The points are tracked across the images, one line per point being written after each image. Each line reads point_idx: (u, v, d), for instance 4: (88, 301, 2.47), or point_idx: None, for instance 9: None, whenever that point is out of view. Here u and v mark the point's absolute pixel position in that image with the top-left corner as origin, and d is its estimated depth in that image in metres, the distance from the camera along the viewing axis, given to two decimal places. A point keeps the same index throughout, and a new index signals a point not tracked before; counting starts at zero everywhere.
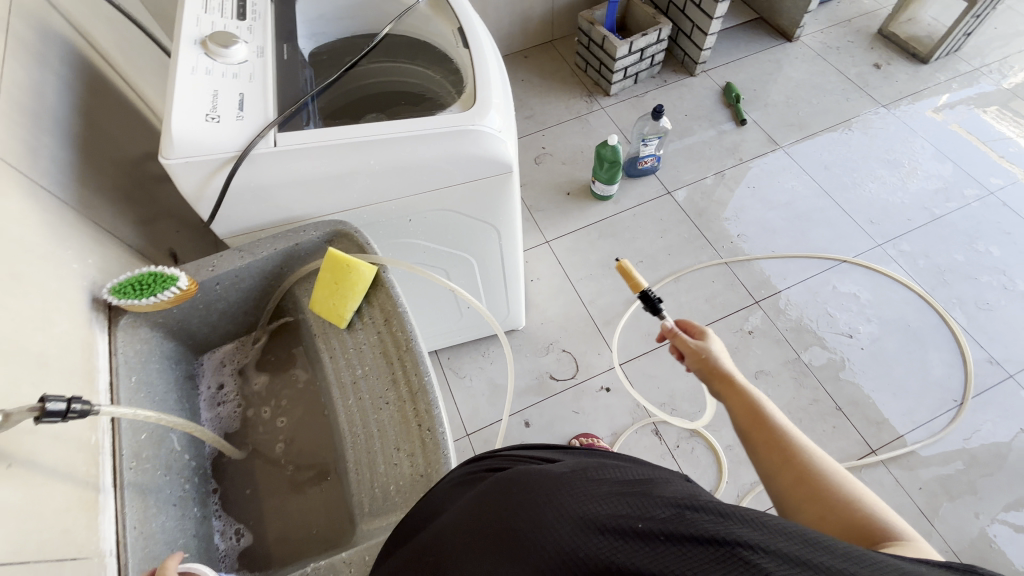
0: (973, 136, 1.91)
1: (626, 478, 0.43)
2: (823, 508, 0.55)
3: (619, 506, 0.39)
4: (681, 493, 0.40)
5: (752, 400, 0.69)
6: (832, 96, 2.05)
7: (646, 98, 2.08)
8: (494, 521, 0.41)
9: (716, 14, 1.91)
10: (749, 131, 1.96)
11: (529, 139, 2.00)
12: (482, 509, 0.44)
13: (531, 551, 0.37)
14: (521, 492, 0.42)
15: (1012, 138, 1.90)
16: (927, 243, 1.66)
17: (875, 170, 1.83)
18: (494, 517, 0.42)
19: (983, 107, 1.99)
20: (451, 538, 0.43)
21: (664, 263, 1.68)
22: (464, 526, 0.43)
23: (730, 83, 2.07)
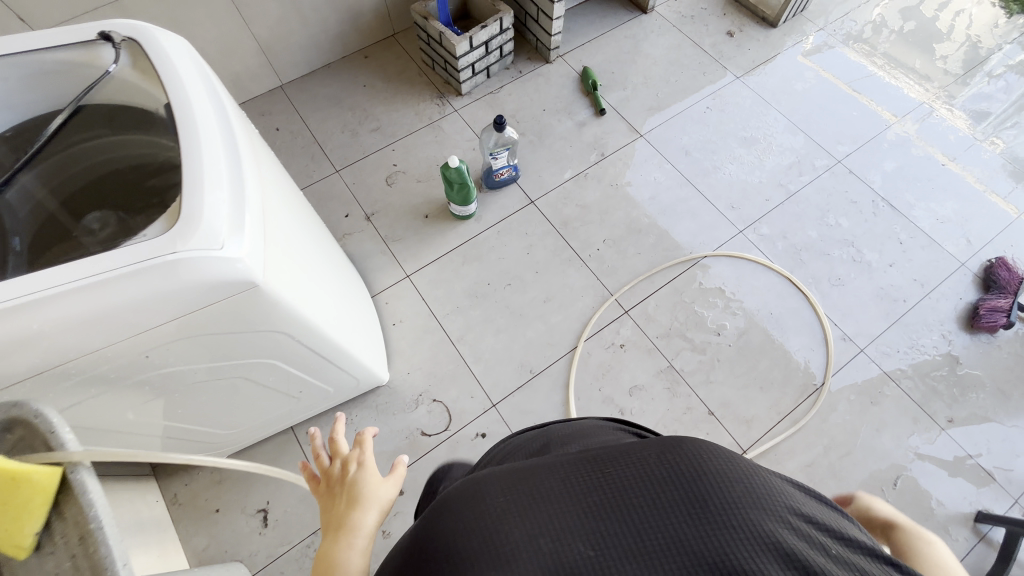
0: (837, 78, 1.97)
1: (823, 510, 0.45)
2: None
3: (822, 527, 0.42)
4: (873, 546, 0.44)
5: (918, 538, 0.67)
6: (689, 72, 1.99)
7: (501, 93, 1.92)
8: (696, 466, 0.43)
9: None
10: (609, 120, 1.87)
11: (377, 156, 1.79)
12: (671, 465, 0.44)
13: (744, 513, 0.40)
14: (726, 458, 0.44)
15: (877, 74, 1.98)
16: (784, 223, 1.67)
17: (733, 149, 1.80)
18: (715, 469, 0.43)
19: (850, 45, 2.04)
20: (634, 460, 0.45)
21: (532, 283, 1.58)
22: (651, 459, 0.45)
23: (587, 67, 1.95)
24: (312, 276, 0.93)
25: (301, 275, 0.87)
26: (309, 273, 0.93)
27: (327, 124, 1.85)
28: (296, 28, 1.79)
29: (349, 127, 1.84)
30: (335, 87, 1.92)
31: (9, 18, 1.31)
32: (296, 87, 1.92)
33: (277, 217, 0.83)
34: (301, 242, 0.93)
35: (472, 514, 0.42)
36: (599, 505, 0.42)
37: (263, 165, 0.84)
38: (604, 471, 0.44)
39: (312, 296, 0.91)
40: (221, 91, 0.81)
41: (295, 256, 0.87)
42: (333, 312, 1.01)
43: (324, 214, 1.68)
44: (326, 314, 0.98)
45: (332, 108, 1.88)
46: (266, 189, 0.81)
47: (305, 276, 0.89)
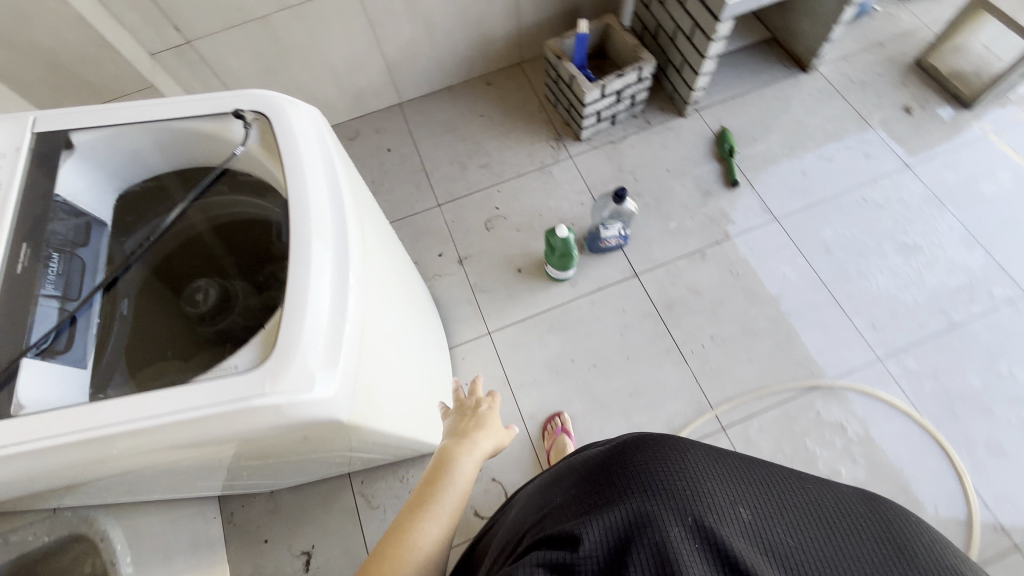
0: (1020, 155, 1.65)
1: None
2: None
3: None
4: None
5: None
6: (848, 149, 1.70)
7: (623, 144, 1.76)
8: (909, 532, 0.46)
9: (710, 53, 1.55)
10: (741, 194, 1.65)
11: (481, 196, 1.71)
12: (889, 523, 0.46)
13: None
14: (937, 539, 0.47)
15: None
16: (937, 359, 1.39)
17: (887, 255, 1.53)
18: (933, 543, 0.45)
19: None
20: (843, 502, 0.49)
21: (620, 369, 1.44)
22: (861, 507, 0.48)
23: (725, 128, 1.74)
24: (403, 377, 0.86)
25: (391, 386, 0.79)
26: (402, 374, 0.86)
27: (437, 152, 1.80)
28: (425, 50, 1.74)
29: (459, 159, 1.78)
30: (452, 113, 1.86)
31: (166, 26, 1.35)
32: (413, 107, 1.89)
33: (379, 326, 0.76)
34: (400, 339, 0.86)
35: (679, 467, 0.48)
36: (800, 516, 0.46)
37: (375, 264, 0.78)
38: (813, 496, 0.49)
39: (398, 404, 0.83)
40: (342, 185, 0.74)
41: (391, 364, 0.79)
42: (414, 408, 0.94)
43: (418, 250, 1.64)
44: (408, 415, 0.90)
45: (445, 135, 1.83)
46: (373, 295, 0.75)
47: (395, 384, 0.82)
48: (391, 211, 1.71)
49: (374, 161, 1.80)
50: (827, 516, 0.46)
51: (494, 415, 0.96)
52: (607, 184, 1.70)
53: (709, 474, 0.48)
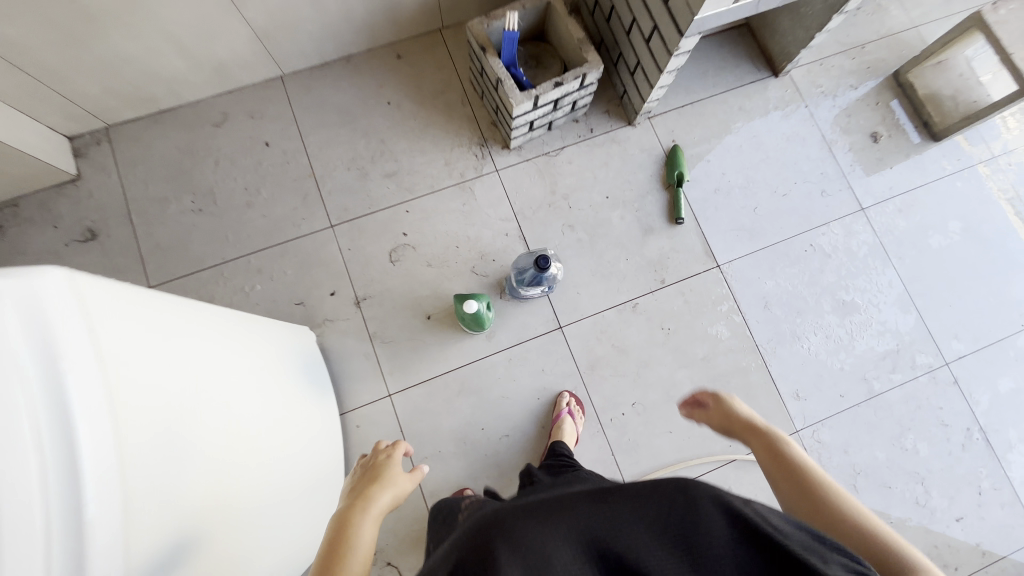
0: (1010, 203, 1.54)
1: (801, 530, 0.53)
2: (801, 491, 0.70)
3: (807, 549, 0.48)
4: (809, 535, 0.52)
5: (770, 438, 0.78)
6: (806, 181, 1.52)
7: (560, 157, 1.48)
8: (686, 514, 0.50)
9: (669, 68, 1.26)
10: (685, 232, 1.46)
11: (385, 216, 1.41)
12: (672, 508, 0.51)
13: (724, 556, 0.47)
14: (701, 490, 0.52)
15: None
16: (850, 432, 1.37)
17: (824, 314, 1.43)
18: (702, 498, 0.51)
19: None
20: (636, 515, 0.51)
21: (532, 440, 1.32)
22: (654, 518, 0.51)
23: (677, 147, 1.49)
24: (251, 484, 0.74)
25: (229, 521, 0.68)
26: (249, 479, 0.74)
27: (331, 151, 1.44)
28: (309, 15, 1.30)
29: (359, 164, 1.44)
30: (351, 96, 1.47)
31: None
32: (301, 84, 1.47)
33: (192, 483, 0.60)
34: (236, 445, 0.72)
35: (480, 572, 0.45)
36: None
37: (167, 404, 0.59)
38: (620, 537, 0.49)
39: (248, 518, 0.73)
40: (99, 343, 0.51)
41: (224, 500, 0.67)
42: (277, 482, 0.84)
43: (306, 286, 1.36)
44: (268, 501, 0.81)
45: (342, 128, 1.45)
46: (170, 460, 0.57)
47: (239, 507, 0.71)
48: (272, 232, 1.38)
49: (249, 160, 1.42)
50: (632, 546, 0.48)
51: (393, 470, 0.93)
52: (536, 211, 1.44)
53: (518, 562, 0.45)
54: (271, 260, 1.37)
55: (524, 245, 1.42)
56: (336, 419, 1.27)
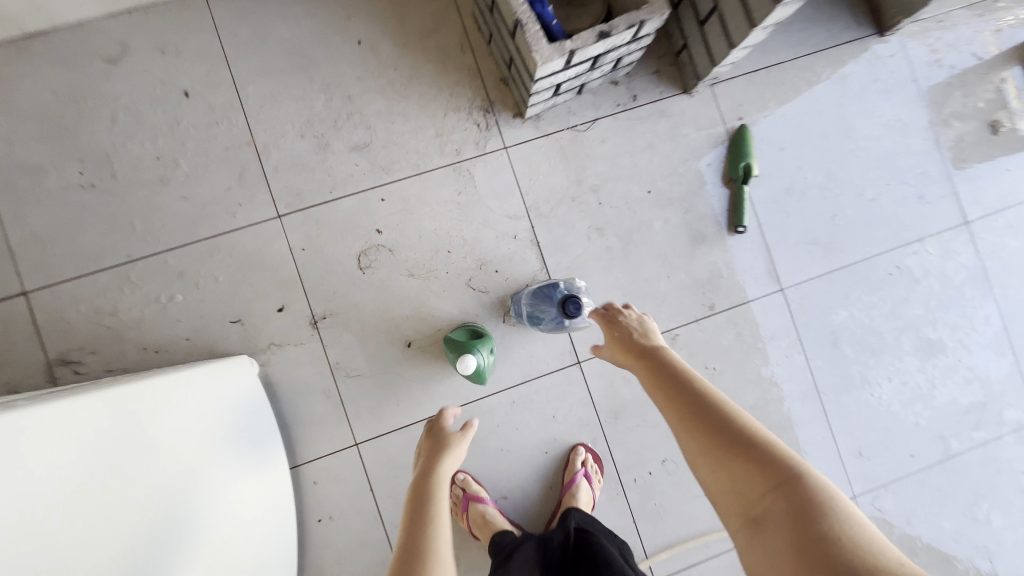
0: None
1: None
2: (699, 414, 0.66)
3: None
4: None
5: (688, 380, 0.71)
6: (903, 182, 1.18)
7: (590, 135, 1.11)
8: None
9: (767, 19, 0.88)
10: (744, 244, 1.13)
11: (353, 207, 1.05)
12: None
13: None
14: None
15: None
16: (916, 499, 1.15)
17: (903, 355, 1.15)
18: None
19: None
20: None
21: (536, 504, 1.06)
22: None
23: (744, 129, 1.13)
24: (146, 508, 0.64)
25: (101, 553, 0.57)
26: (143, 502, 0.64)
27: (279, 111, 1.04)
28: None
29: (318, 131, 1.05)
30: (306, 30, 1.05)
31: None
32: (234, 7, 1.04)
33: (53, 490, 0.52)
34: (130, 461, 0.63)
35: None
36: None
37: None
38: None
39: (137, 556, 0.62)
40: None
41: (98, 523, 0.57)
42: (194, 528, 0.72)
43: (246, 299, 1.02)
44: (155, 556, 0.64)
45: (295, 77, 1.05)
46: (27, 458, 0.51)
47: (118, 537, 0.60)
48: (198, 223, 1.02)
49: (162, 117, 1.02)
50: None
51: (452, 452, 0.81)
52: (555, 207, 1.09)
53: None
54: (197, 262, 1.02)
55: (537, 253, 1.09)
56: (286, 476, 0.99)
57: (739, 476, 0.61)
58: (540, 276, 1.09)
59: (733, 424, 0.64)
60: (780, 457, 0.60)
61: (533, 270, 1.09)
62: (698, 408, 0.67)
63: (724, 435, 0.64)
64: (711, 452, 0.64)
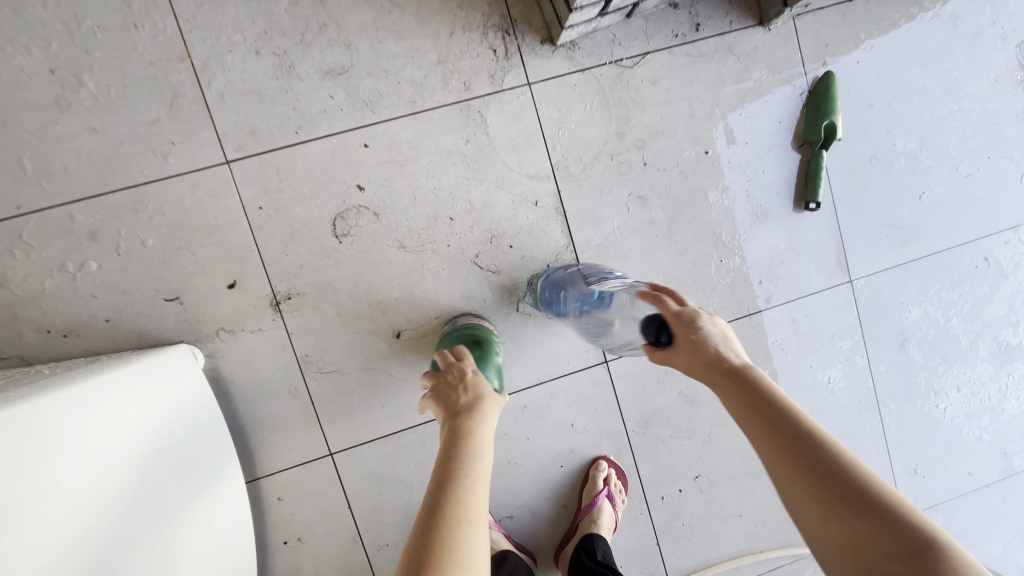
0: None
1: None
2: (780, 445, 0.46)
3: None
4: None
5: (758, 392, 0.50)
6: (1005, 156, 0.97)
7: (637, 75, 0.86)
8: None
9: None
10: (812, 225, 0.92)
11: (327, 155, 0.80)
12: None
13: None
14: None
15: None
16: (967, 520, 1.02)
17: (976, 362, 0.99)
18: None
19: None
20: None
21: (546, 524, 0.90)
22: None
23: (830, 77, 0.89)
24: (118, 506, 0.58)
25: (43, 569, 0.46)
26: (120, 499, 0.58)
27: (224, 14, 0.76)
28: None
29: (279, 47, 0.78)
30: None
31: None
32: None
33: None
34: (106, 452, 0.58)
35: None
36: None
37: None
38: None
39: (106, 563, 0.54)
40: None
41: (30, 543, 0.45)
42: (169, 549, 0.64)
43: (186, 271, 0.79)
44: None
45: None
46: None
47: (92, 534, 0.53)
48: (116, 166, 0.76)
49: (55, 13, 0.73)
50: None
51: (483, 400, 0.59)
52: (588, 168, 0.86)
53: None
54: (116, 219, 0.76)
55: (563, 225, 0.86)
56: (242, 493, 0.79)
57: (827, 519, 0.42)
58: (564, 255, 0.87)
59: (826, 459, 0.44)
60: (885, 500, 0.41)
61: (555, 246, 0.87)
62: (767, 419, 0.48)
63: (804, 460, 0.45)
64: (788, 479, 0.45)
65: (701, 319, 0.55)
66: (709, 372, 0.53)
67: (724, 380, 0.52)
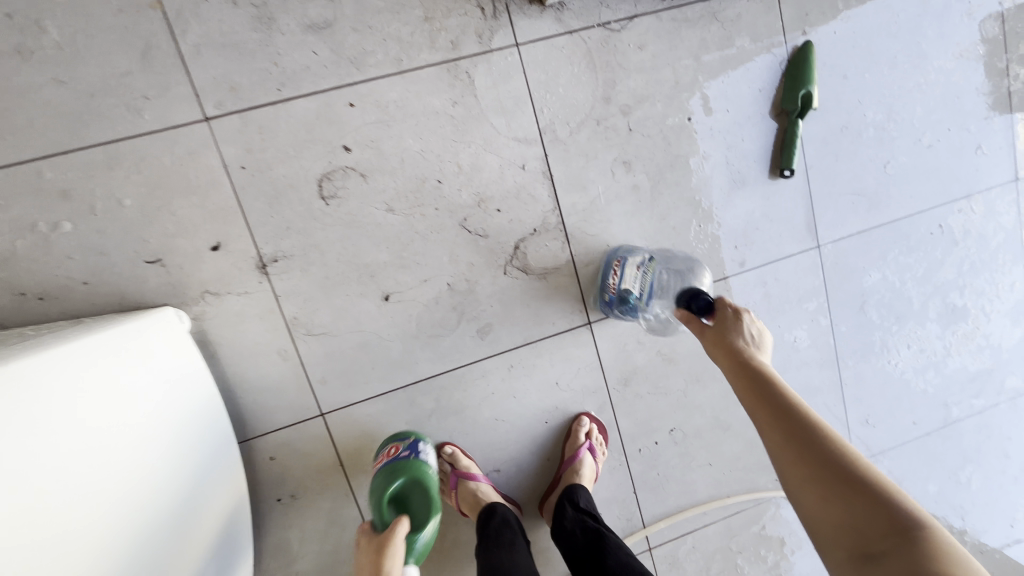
0: None
1: None
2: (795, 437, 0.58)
3: None
4: None
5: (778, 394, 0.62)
6: (963, 130, 1.03)
7: (624, 39, 0.86)
8: None
9: None
10: (786, 192, 0.97)
11: (311, 114, 0.78)
12: None
13: None
14: None
15: None
16: (909, 464, 1.13)
17: (925, 322, 1.08)
18: None
19: None
20: None
21: (531, 477, 0.94)
22: None
23: (808, 47, 0.92)
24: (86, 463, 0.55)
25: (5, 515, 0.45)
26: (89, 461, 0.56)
27: None
28: None
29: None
30: None
31: None
32: None
33: None
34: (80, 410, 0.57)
35: None
36: None
37: None
38: None
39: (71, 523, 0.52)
40: None
41: None
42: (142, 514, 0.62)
43: (167, 233, 0.77)
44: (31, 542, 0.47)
45: None
46: None
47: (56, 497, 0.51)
48: (86, 122, 0.72)
49: None
50: None
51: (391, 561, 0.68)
52: (575, 132, 0.87)
53: None
54: (89, 179, 0.73)
55: (550, 189, 0.88)
56: (234, 453, 0.80)
57: (827, 498, 0.53)
58: (551, 219, 0.89)
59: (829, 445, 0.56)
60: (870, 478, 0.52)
61: (542, 211, 0.88)
62: (785, 419, 0.59)
63: (806, 446, 0.56)
64: (801, 467, 0.55)
65: (746, 344, 0.69)
66: (747, 382, 0.65)
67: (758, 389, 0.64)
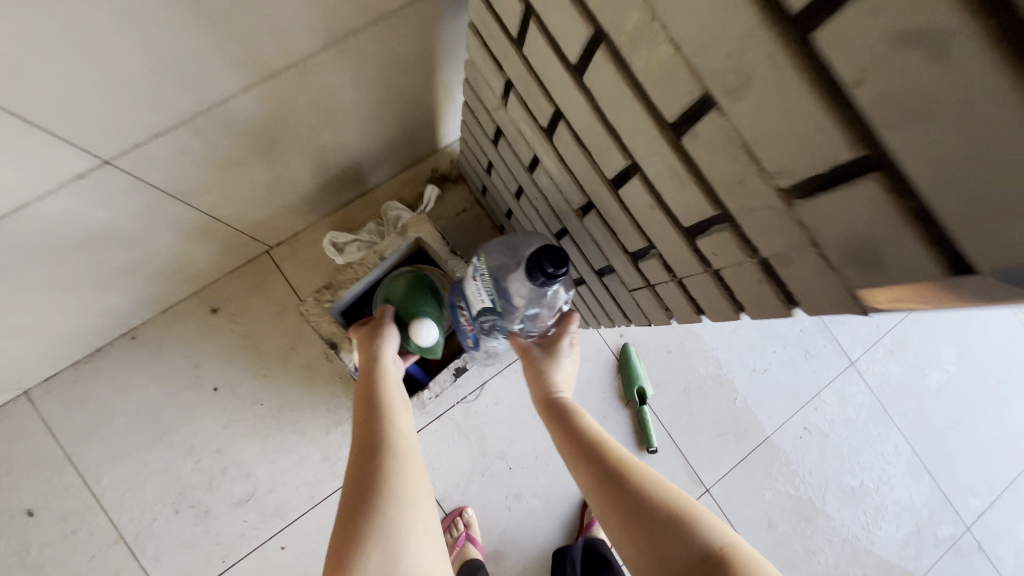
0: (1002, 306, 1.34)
1: None
2: (628, 503, 0.62)
3: None
4: None
5: (588, 431, 0.72)
6: (787, 344, 1.22)
7: (482, 401, 1.09)
8: None
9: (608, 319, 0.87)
10: (660, 458, 1.13)
11: (253, 565, 0.97)
12: None
13: None
14: None
15: None
16: None
17: (833, 512, 1.19)
18: None
19: None
20: None
21: None
22: None
23: (627, 348, 1.14)
24: None
25: None
26: None
27: (145, 491, 0.96)
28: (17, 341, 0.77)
29: (194, 498, 0.97)
30: (155, 394, 0.98)
31: None
32: (66, 395, 0.96)
33: None
34: None
35: None
36: None
37: None
38: None
39: None
40: None
41: None
42: None
43: None
44: None
45: (153, 448, 0.97)
46: None
47: None
48: None
49: (10, 548, 0.91)
50: None
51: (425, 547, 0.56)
52: (467, 488, 1.06)
53: None
54: None
55: None
56: None
57: (649, 548, 0.59)
58: None
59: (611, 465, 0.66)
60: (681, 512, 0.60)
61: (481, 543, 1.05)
62: (600, 466, 0.67)
63: (623, 496, 0.63)
64: (624, 510, 0.62)
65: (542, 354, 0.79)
66: (549, 405, 0.77)
67: (570, 427, 0.73)
